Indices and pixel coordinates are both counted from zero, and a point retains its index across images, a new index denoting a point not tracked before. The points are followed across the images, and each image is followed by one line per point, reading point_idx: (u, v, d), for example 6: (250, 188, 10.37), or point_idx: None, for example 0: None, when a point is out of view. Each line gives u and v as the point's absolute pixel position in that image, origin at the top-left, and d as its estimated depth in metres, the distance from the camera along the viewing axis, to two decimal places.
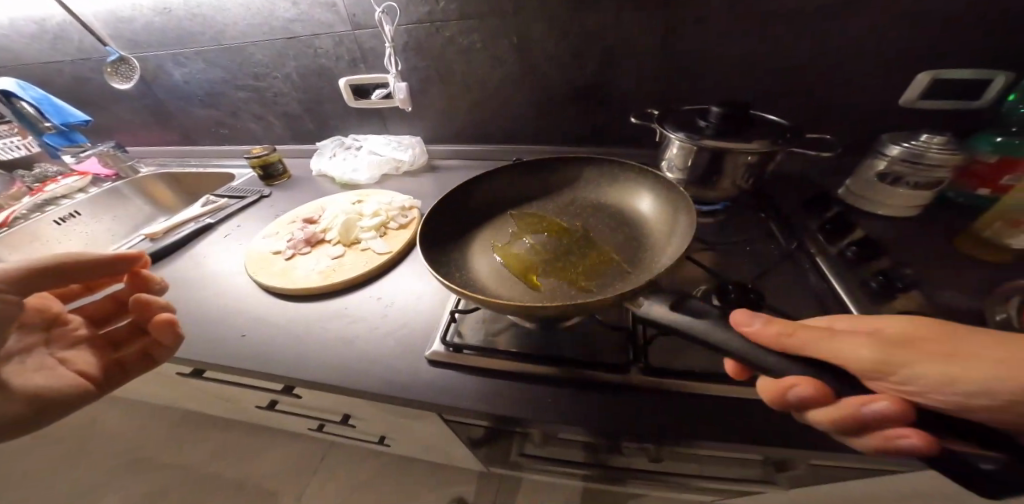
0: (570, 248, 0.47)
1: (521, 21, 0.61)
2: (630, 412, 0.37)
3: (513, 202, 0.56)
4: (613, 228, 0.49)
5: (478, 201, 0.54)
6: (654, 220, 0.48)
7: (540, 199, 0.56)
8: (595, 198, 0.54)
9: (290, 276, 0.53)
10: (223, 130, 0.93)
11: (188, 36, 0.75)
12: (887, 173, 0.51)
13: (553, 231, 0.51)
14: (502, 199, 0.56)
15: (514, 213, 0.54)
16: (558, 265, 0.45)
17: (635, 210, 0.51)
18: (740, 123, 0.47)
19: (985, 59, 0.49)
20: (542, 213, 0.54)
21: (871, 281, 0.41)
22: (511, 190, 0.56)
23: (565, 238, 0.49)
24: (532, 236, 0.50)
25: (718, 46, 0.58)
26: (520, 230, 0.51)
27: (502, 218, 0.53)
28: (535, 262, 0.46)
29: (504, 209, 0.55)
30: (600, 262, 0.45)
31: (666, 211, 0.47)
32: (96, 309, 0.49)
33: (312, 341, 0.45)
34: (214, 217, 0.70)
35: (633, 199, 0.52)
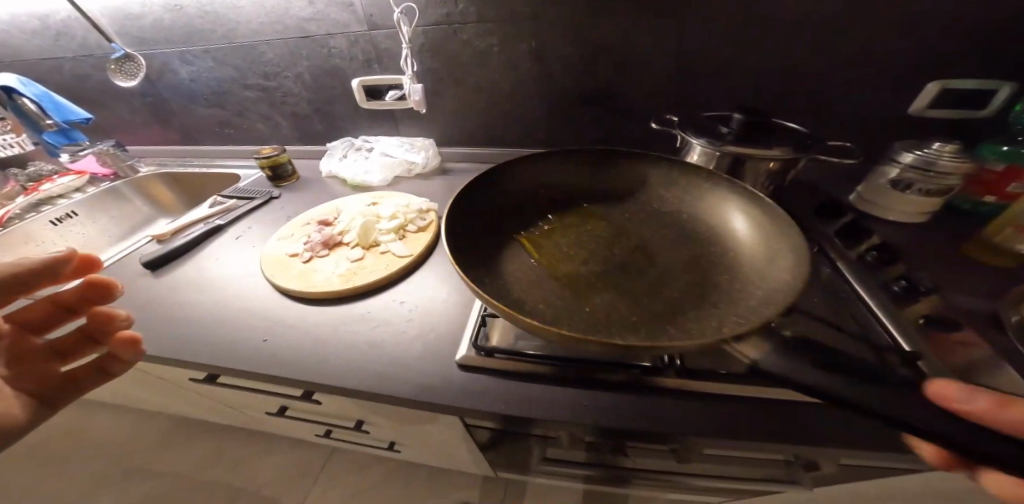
0: (619, 257, 0.47)
1: (539, 25, 0.62)
2: (667, 416, 0.37)
3: (542, 194, 0.57)
4: (676, 242, 0.49)
5: (518, 187, 0.57)
6: (748, 241, 0.46)
7: (605, 200, 0.56)
8: (666, 207, 0.53)
9: (310, 279, 0.52)
10: (227, 130, 0.91)
11: (197, 34, 0.74)
12: (899, 180, 0.52)
13: (601, 235, 0.51)
14: (545, 186, 0.58)
15: (563, 207, 0.55)
16: (614, 274, 0.45)
17: (725, 226, 0.49)
18: (762, 129, 0.48)
19: (989, 71, 0.51)
20: (599, 215, 0.54)
21: (893, 285, 0.42)
22: (567, 179, 0.58)
23: (618, 246, 0.49)
24: (577, 238, 0.50)
25: (734, 55, 0.59)
26: (575, 229, 0.52)
27: (542, 211, 0.54)
28: (574, 267, 0.46)
29: (544, 203, 0.56)
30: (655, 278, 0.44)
31: (755, 228, 0.45)
32: (30, 315, 0.47)
33: (339, 345, 0.45)
34: (224, 218, 0.68)
35: (724, 213, 0.49)
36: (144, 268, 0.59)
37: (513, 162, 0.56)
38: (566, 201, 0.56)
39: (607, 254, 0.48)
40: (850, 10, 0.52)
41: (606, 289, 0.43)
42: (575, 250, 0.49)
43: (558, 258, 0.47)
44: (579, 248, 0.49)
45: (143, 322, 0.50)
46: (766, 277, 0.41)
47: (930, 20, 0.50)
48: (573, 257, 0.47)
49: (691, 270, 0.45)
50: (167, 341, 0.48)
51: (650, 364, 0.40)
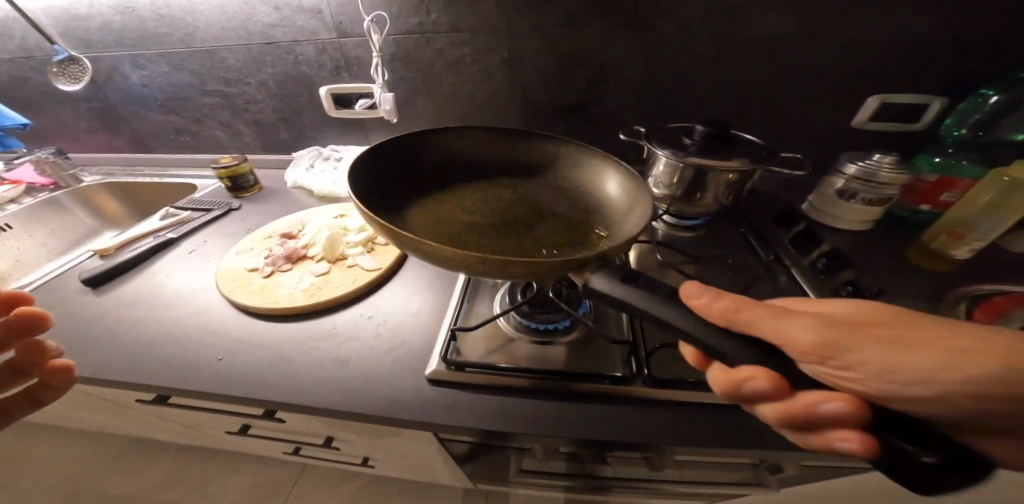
0: (510, 214, 0.47)
1: (510, 37, 0.63)
2: (636, 422, 0.38)
3: (466, 163, 0.53)
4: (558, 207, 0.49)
5: (434, 153, 0.52)
6: (618, 203, 0.46)
7: (500, 170, 0.53)
8: (560, 169, 0.52)
9: (272, 295, 0.50)
10: (183, 137, 0.86)
11: (151, 37, 0.70)
12: (845, 190, 0.56)
13: (500, 196, 0.50)
14: (454, 157, 0.53)
15: (477, 172, 0.52)
16: (500, 225, 0.46)
17: (599, 191, 0.48)
18: (721, 142, 0.51)
19: (917, 93, 0.57)
20: (494, 186, 0.52)
21: (842, 290, 0.45)
22: (485, 147, 0.53)
23: (516, 205, 0.49)
24: (476, 195, 0.50)
25: (694, 71, 0.62)
26: (471, 186, 0.51)
27: (451, 173, 0.52)
28: (473, 224, 0.46)
29: (463, 177, 0.52)
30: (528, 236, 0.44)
31: (630, 191, 0.44)
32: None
33: (304, 362, 0.43)
34: (177, 232, 0.64)
35: (601, 177, 0.49)
36: (84, 285, 0.55)
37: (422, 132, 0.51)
38: (460, 172, 0.53)
39: (499, 206, 0.49)
40: (797, 31, 0.56)
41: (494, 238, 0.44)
42: (473, 207, 0.48)
43: (450, 214, 0.47)
44: (478, 211, 0.48)
45: (82, 343, 0.46)
46: (629, 219, 0.42)
47: (867, 42, 0.55)
48: (473, 215, 0.47)
49: (565, 230, 0.45)
50: (112, 362, 0.44)
51: (620, 373, 0.41)
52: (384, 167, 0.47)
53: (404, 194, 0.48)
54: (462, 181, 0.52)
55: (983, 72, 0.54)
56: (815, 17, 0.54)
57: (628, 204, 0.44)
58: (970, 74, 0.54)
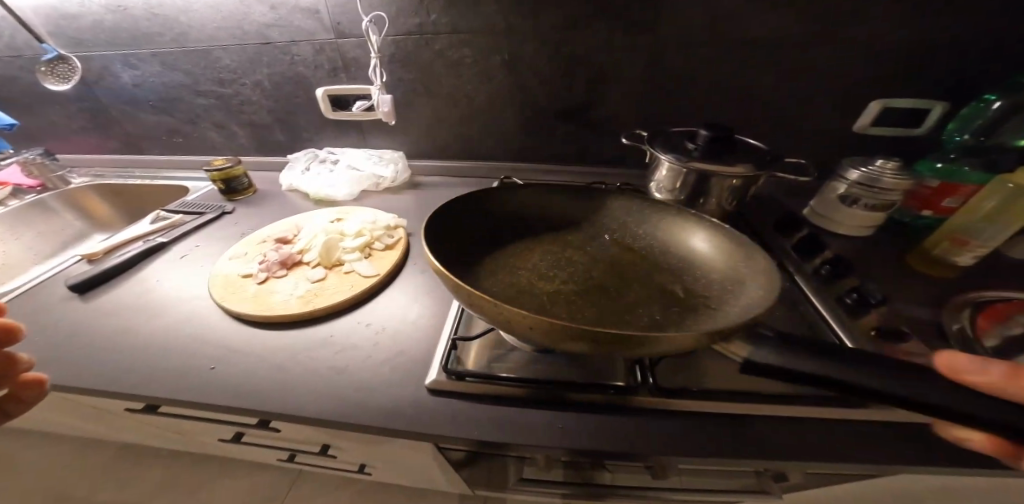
0: (600, 280, 0.47)
1: (512, 39, 0.62)
2: (640, 432, 0.37)
3: (536, 225, 0.55)
4: (648, 268, 0.49)
5: (511, 211, 0.55)
6: (713, 260, 0.46)
7: (581, 226, 0.55)
8: (630, 227, 0.54)
9: (266, 302, 0.48)
10: (175, 139, 0.84)
11: (144, 36, 0.69)
12: (846, 195, 0.56)
13: (582, 259, 0.50)
14: (533, 214, 0.55)
15: (546, 235, 0.53)
16: (588, 292, 0.45)
17: (687, 248, 0.49)
18: (725, 147, 0.50)
19: (919, 98, 0.57)
20: (580, 242, 0.53)
21: (846, 297, 0.44)
22: (554, 206, 0.56)
23: (600, 267, 0.49)
24: (556, 261, 0.49)
25: (696, 75, 0.62)
26: (545, 248, 0.51)
27: (523, 237, 0.53)
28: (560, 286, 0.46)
29: (522, 227, 0.54)
30: (627, 303, 0.44)
31: (729, 251, 0.45)
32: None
33: (298, 372, 0.42)
34: (167, 236, 0.62)
35: (682, 234, 0.51)
36: (70, 291, 0.53)
37: (484, 193, 0.53)
38: (544, 227, 0.55)
39: (582, 269, 0.48)
40: (799, 35, 0.55)
41: (589, 309, 0.43)
42: (556, 272, 0.48)
43: (530, 283, 0.46)
44: (565, 278, 0.47)
45: (66, 352, 0.45)
46: (740, 291, 0.41)
47: (869, 47, 0.54)
48: (558, 283, 0.46)
49: (657, 296, 0.45)
50: (97, 372, 0.42)
51: (623, 382, 0.40)
52: (458, 223, 0.50)
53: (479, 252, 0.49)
54: (541, 236, 0.53)
55: (983, 77, 0.54)
56: (818, 21, 0.54)
57: (732, 272, 0.44)
58: (971, 80, 0.54)
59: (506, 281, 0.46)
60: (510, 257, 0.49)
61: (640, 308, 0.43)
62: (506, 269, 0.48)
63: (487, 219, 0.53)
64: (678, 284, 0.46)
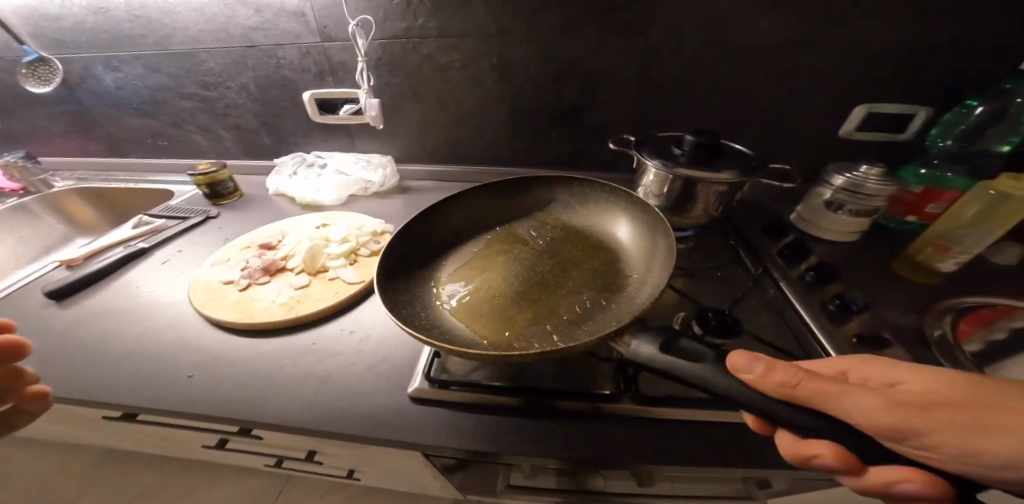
0: (541, 271, 0.47)
1: (500, 44, 0.62)
2: (625, 441, 0.37)
3: (482, 226, 0.56)
4: (586, 254, 0.50)
5: (461, 221, 0.56)
6: (633, 244, 0.50)
7: (524, 220, 0.57)
8: (567, 218, 0.57)
9: (247, 309, 0.47)
10: (160, 142, 0.83)
11: (127, 39, 0.68)
12: (832, 201, 0.56)
13: (525, 252, 0.51)
14: (477, 219, 0.57)
15: (494, 232, 0.55)
16: (529, 284, 0.46)
17: (611, 234, 0.53)
18: (710, 153, 0.50)
19: (904, 104, 0.57)
20: (525, 236, 0.54)
21: (829, 304, 0.44)
22: (496, 205, 0.58)
23: (540, 256, 0.50)
24: (499, 258, 0.50)
25: (683, 81, 0.62)
26: (487, 247, 0.53)
27: (470, 240, 0.54)
28: (504, 282, 0.46)
29: (470, 232, 0.55)
30: (559, 291, 0.44)
31: (645, 235, 0.49)
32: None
33: (279, 381, 0.41)
34: (149, 241, 0.61)
35: (612, 222, 0.54)
36: (48, 298, 0.52)
37: (435, 205, 0.54)
38: (485, 228, 0.56)
39: (525, 260, 0.50)
40: (784, 42, 0.56)
41: (526, 300, 0.43)
42: (497, 268, 0.49)
43: (472, 285, 0.47)
44: (506, 273, 0.47)
45: (42, 360, 0.44)
46: (654, 268, 0.44)
47: (854, 51, 0.55)
48: (501, 281, 0.46)
49: (599, 277, 0.47)
50: (74, 379, 0.41)
51: (609, 390, 0.39)
52: (408, 241, 0.50)
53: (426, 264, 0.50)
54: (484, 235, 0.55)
55: (963, 84, 0.55)
56: (802, 28, 0.54)
57: (646, 256, 0.47)
58: (954, 86, 0.55)
59: (449, 287, 0.47)
60: (455, 261, 0.51)
61: (573, 294, 0.44)
62: (450, 275, 0.49)
63: (438, 233, 0.54)
64: (610, 269, 0.48)
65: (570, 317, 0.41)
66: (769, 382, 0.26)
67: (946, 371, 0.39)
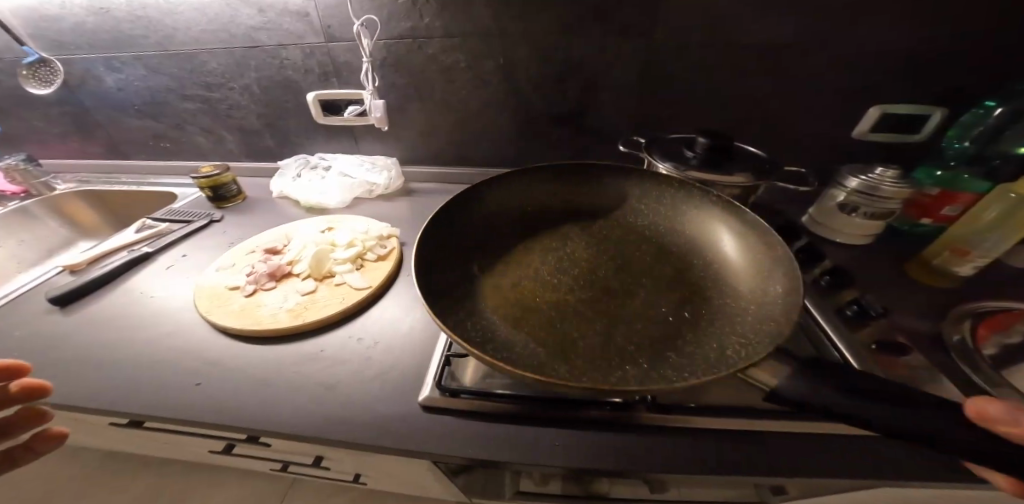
0: (600, 279, 0.47)
1: (507, 44, 0.61)
2: (639, 450, 0.36)
3: (528, 218, 0.56)
4: (652, 257, 0.50)
5: (506, 214, 0.55)
6: (733, 259, 0.47)
7: (583, 217, 0.56)
8: (631, 217, 0.55)
9: (253, 316, 0.45)
10: (162, 143, 0.82)
11: (127, 39, 0.67)
12: (846, 203, 0.55)
13: (574, 253, 0.50)
14: (528, 209, 0.56)
15: (545, 225, 0.54)
16: (598, 296, 0.44)
17: (705, 240, 0.50)
18: (724, 155, 0.49)
19: (918, 105, 0.56)
20: (571, 233, 0.53)
21: (846, 309, 0.44)
22: (548, 196, 0.58)
23: (605, 262, 0.49)
24: (548, 259, 0.49)
25: (693, 81, 0.61)
26: (538, 247, 0.51)
27: (517, 234, 0.52)
28: (568, 289, 0.45)
29: (521, 224, 0.55)
30: (632, 301, 0.44)
31: (750, 251, 0.46)
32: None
33: (287, 389, 0.40)
34: (154, 245, 0.59)
35: (707, 227, 0.51)
36: (51, 304, 0.50)
37: (482, 188, 0.55)
38: (541, 219, 0.55)
39: (589, 266, 0.49)
40: (797, 41, 0.55)
41: (589, 311, 0.42)
42: (549, 272, 0.48)
43: (528, 284, 0.46)
44: (560, 276, 0.47)
45: (44, 368, 0.43)
46: (747, 296, 0.42)
47: (869, 51, 0.54)
48: (558, 285, 0.46)
49: (666, 287, 0.46)
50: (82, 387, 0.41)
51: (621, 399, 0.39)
52: (454, 225, 0.50)
53: (475, 243, 0.50)
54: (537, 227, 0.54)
55: (980, 85, 0.53)
56: (816, 27, 0.53)
57: (752, 273, 0.44)
58: (971, 87, 0.54)
59: (502, 280, 0.46)
60: (506, 253, 0.50)
61: (653, 306, 0.43)
62: (497, 268, 0.48)
63: (478, 218, 0.53)
64: (682, 280, 0.46)
65: (651, 333, 0.40)
66: None
67: (966, 379, 0.39)
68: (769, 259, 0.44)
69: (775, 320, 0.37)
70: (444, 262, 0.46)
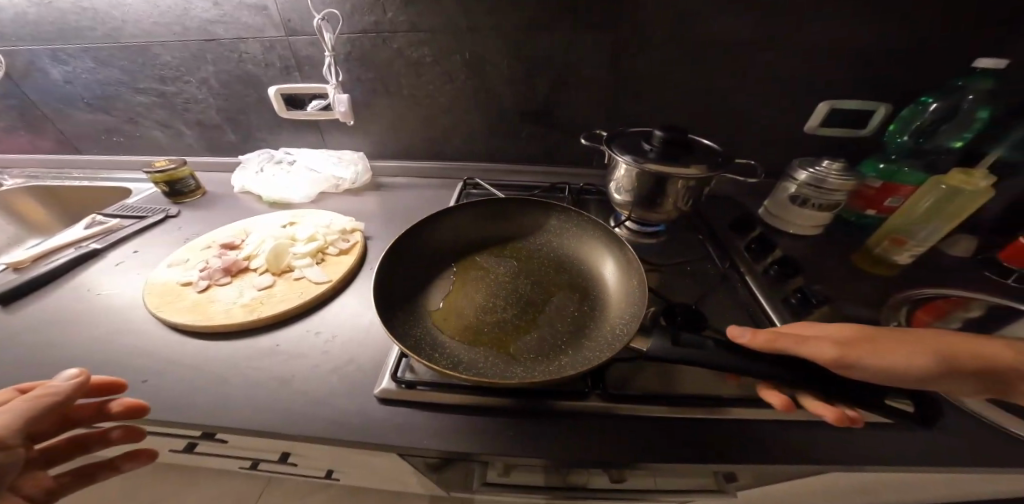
0: (523, 292, 0.44)
1: (472, 40, 0.61)
2: (591, 436, 0.37)
3: (445, 252, 0.50)
4: (550, 265, 0.48)
5: (426, 249, 0.49)
6: (588, 257, 0.49)
7: (485, 239, 0.52)
8: (503, 229, 0.53)
9: (204, 312, 0.43)
10: (116, 138, 0.79)
11: (73, 30, 0.63)
12: (797, 195, 0.58)
13: (500, 273, 0.47)
14: (440, 245, 0.50)
15: (458, 257, 0.49)
16: (523, 307, 0.42)
17: (565, 243, 0.51)
18: (680, 149, 0.51)
19: (863, 103, 0.59)
20: (481, 255, 0.49)
21: (791, 297, 0.46)
22: (454, 227, 0.52)
23: (520, 271, 0.47)
24: (479, 288, 0.45)
25: (653, 79, 0.63)
26: (462, 280, 0.46)
27: (442, 270, 0.47)
28: (496, 304, 0.42)
29: (437, 258, 0.49)
30: (546, 304, 0.43)
31: (609, 244, 0.49)
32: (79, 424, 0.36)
33: (242, 385, 0.39)
34: (103, 241, 0.57)
35: (561, 232, 0.52)
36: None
37: (416, 228, 0.49)
38: (454, 253, 0.50)
39: (512, 279, 0.46)
40: (750, 41, 0.57)
41: (522, 325, 0.40)
42: (484, 297, 0.43)
43: (463, 315, 0.41)
44: (489, 298, 0.43)
45: None
46: (612, 285, 0.45)
47: (815, 52, 0.56)
48: (490, 306, 0.42)
49: (567, 287, 0.45)
50: None
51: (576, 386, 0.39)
52: (396, 275, 0.45)
53: (416, 286, 0.44)
54: (454, 258, 0.49)
55: (916, 84, 0.57)
56: (766, 29, 0.55)
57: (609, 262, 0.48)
58: (906, 87, 0.57)
59: (444, 315, 0.41)
60: (442, 280, 0.46)
61: (559, 309, 0.42)
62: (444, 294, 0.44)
63: (415, 261, 0.47)
64: (573, 280, 0.46)
65: (564, 330, 0.40)
66: (757, 344, 0.34)
67: None
68: (619, 253, 0.47)
69: (637, 301, 0.41)
70: (409, 293, 0.44)
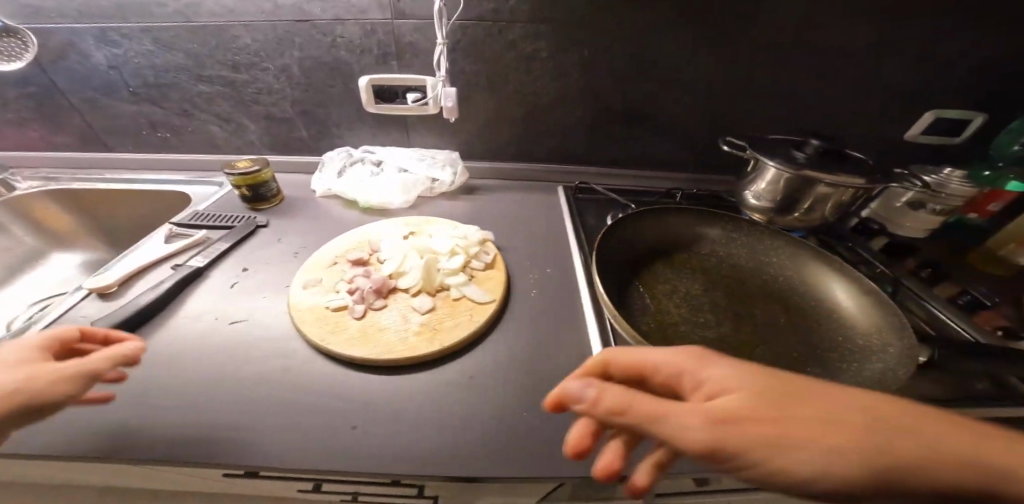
0: (729, 306, 0.44)
1: (595, 33, 0.58)
2: None
3: (627, 264, 0.47)
4: (733, 276, 0.48)
5: (611, 260, 0.46)
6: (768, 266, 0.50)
7: (657, 249, 0.51)
8: (673, 239, 0.52)
9: (381, 341, 0.38)
10: (159, 133, 0.68)
11: (132, 4, 0.54)
12: (913, 200, 0.59)
13: (693, 287, 0.46)
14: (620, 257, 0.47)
15: (642, 270, 0.47)
16: (738, 322, 0.42)
17: (737, 253, 0.52)
18: (833, 157, 0.50)
19: (967, 110, 0.62)
20: (664, 267, 0.48)
21: (960, 299, 0.48)
22: (628, 238, 0.50)
23: (713, 284, 0.47)
24: (681, 303, 0.43)
25: (773, 80, 0.62)
26: (660, 294, 0.44)
27: (630, 284, 0.44)
28: (712, 320, 0.42)
29: (622, 271, 0.46)
30: (756, 318, 0.43)
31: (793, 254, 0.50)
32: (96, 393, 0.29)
33: (454, 421, 0.33)
34: (202, 259, 0.49)
35: (732, 242, 0.53)
36: None
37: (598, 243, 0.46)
38: (635, 265, 0.47)
39: (711, 293, 0.45)
40: (877, 44, 0.57)
41: (752, 341, 0.40)
42: (690, 313, 0.42)
43: (687, 333, 0.40)
44: (701, 314, 0.42)
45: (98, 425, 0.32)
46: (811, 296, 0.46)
47: (936, 58, 0.58)
48: (709, 323, 0.41)
49: (765, 300, 0.46)
50: (191, 439, 0.31)
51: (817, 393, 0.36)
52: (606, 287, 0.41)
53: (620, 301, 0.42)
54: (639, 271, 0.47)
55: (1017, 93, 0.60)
56: (897, 33, 0.56)
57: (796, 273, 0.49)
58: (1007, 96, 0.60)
59: (663, 334, 0.39)
60: (635, 296, 0.43)
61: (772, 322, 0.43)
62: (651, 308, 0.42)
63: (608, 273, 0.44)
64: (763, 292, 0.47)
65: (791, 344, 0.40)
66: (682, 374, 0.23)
67: None
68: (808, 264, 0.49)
69: (857, 313, 0.43)
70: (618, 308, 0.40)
